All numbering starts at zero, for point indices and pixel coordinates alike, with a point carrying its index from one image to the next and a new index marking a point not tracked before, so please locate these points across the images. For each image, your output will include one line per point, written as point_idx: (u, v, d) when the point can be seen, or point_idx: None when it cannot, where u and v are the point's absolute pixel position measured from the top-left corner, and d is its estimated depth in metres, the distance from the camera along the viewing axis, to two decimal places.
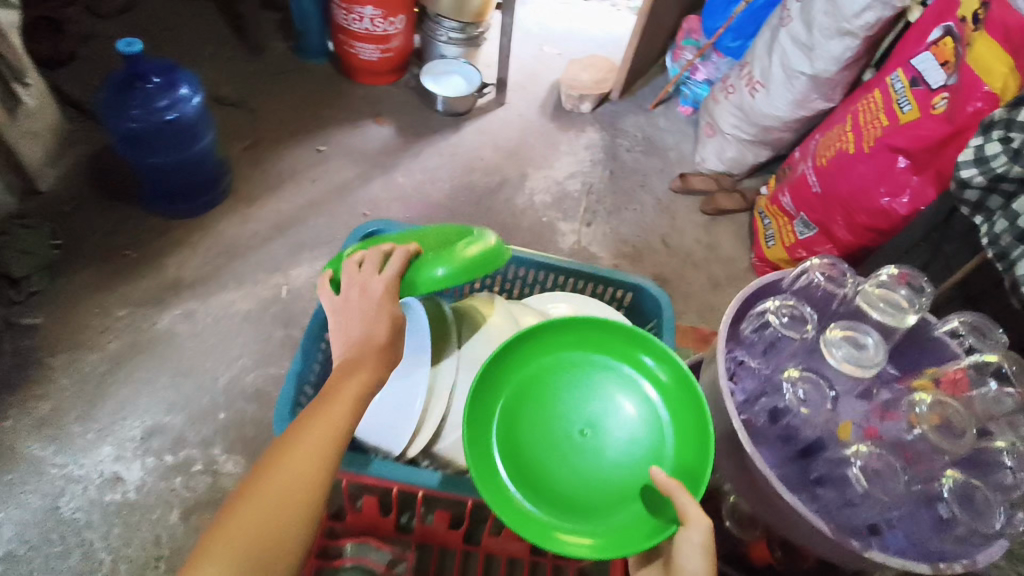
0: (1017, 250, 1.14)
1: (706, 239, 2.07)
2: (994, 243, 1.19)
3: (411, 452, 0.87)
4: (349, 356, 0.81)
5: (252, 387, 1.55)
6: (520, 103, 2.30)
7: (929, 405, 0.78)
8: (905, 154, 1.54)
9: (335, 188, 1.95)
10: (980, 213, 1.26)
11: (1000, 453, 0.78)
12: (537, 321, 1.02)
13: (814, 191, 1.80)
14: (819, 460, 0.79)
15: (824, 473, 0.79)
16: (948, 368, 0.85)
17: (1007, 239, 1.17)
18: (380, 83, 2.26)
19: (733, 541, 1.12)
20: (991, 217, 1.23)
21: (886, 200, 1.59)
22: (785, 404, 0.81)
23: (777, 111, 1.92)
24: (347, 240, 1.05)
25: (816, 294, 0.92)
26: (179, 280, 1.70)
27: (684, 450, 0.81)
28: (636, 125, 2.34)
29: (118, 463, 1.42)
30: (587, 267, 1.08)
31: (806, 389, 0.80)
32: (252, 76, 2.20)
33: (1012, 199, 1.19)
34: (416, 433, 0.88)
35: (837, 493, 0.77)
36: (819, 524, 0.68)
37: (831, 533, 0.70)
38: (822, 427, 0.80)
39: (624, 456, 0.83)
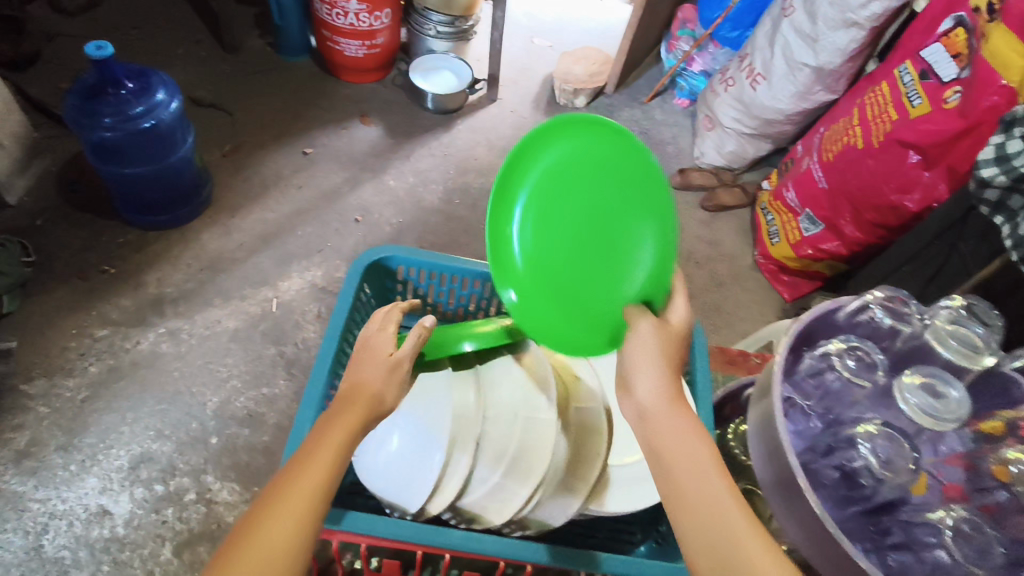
0: None
1: (708, 236, 2.02)
2: (1019, 246, 1.15)
3: (432, 510, 0.79)
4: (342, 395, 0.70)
5: (244, 409, 1.47)
6: (512, 99, 2.23)
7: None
8: (916, 149, 1.49)
9: (323, 194, 1.86)
10: (1001, 213, 1.21)
11: None
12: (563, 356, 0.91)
13: (820, 186, 1.75)
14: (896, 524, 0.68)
15: (902, 539, 0.67)
16: None
17: None
18: (366, 81, 2.17)
19: None
20: (1014, 217, 1.18)
21: (896, 197, 1.54)
22: (858, 465, 0.68)
23: (778, 104, 1.87)
24: (351, 271, 0.96)
25: (879, 331, 0.81)
26: (161, 296, 1.61)
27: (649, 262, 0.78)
28: (632, 118, 2.27)
29: (104, 496, 1.34)
30: None
31: (885, 446, 0.67)
32: (231, 76, 2.10)
33: None
34: (435, 491, 0.79)
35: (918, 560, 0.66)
36: None
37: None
38: (902, 488, 0.66)
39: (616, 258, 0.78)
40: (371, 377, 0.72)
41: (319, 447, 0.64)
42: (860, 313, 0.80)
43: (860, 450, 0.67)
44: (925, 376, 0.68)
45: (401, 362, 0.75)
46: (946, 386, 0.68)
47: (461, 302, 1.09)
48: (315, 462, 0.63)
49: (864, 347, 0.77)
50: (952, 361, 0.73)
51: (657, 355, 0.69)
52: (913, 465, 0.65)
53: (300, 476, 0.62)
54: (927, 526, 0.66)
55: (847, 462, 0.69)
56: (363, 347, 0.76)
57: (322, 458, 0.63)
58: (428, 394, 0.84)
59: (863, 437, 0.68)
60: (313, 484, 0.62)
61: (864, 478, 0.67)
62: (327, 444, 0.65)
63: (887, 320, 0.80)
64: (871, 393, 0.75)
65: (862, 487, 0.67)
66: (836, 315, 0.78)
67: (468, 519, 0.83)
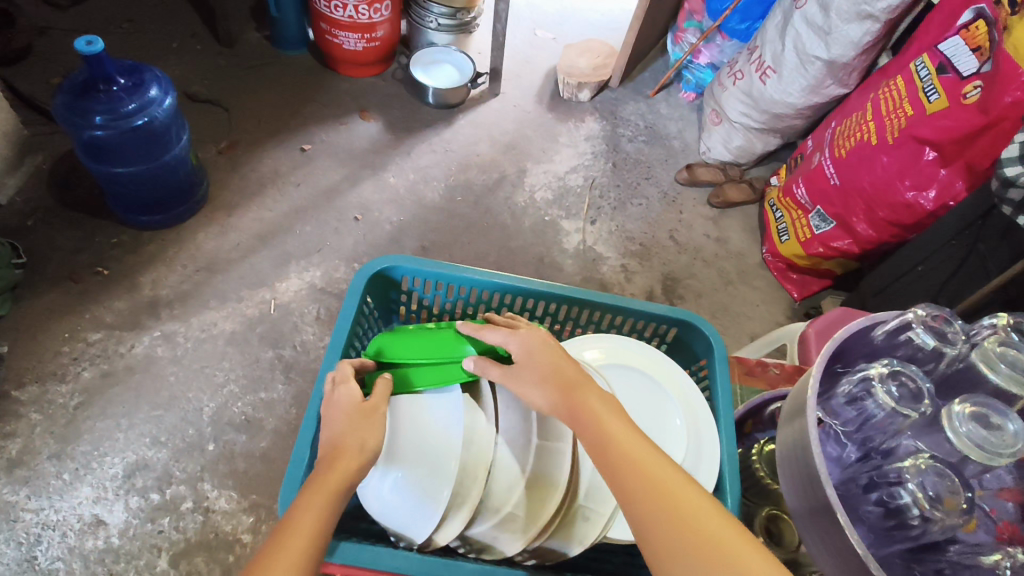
0: None
1: (715, 233, 1.97)
2: None
3: (440, 541, 0.75)
4: (329, 445, 0.72)
5: (241, 415, 1.43)
6: (515, 93, 2.17)
7: None
8: (932, 145, 1.44)
9: (322, 192, 1.82)
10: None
11: None
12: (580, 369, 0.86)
13: (831, 183, 1.70)
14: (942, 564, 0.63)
15: None
16: None
17: None
18: (365, 75, 2.12)
19: None
20: None
21: (911, 194, 1.50)
22: (905, 502, 0.63)
23: (788, 97, 1.82)
24: (355, 281, 0.91)
25: (918, 354, 0.76)
26: (156, 298, 1.57)
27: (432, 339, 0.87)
28: (637, 113, 2.22)
29: (98, 506, 1.30)
30: (628, 303, 0.93)
31: (935, 484, 0.61)
32: (226, 71, 2.04)
33: None
34: (444, 519, 0.75)
35: None
36: None
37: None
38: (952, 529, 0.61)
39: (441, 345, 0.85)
40: (349, 425, 0.74)
41: (295, 524, 0.63)
42: (901, 332, 0.76)
43: (910, 484, 0.62)
44: (979, 406, 0.64)
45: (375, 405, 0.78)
46: (1005, 421, 0.63)
47: (467, 313, 1.04)
48: (292, 541, 0.61)
49: (912, 372, 0.70)
50: (1001, 387, 0.70)
51: (528, 379, 0.75)
52: (965, 504, 0.60)
53: (276, 556, 0.59)
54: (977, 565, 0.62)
55: (893, 497, 0.64)
56: (330, 405, 0.78)
57: (307, 521, 0.63)
58: (423, 417, 0.82)
59: (910, 474, 0.63)
60: (292, 560, 0.59)
61: (916, 513, 0.62)
62: (308, 515, 0.64)
63: (932, 340, 0.74)
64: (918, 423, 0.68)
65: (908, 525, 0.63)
66: (873, 335, 0.77)
67: (478, 549, 0.79)
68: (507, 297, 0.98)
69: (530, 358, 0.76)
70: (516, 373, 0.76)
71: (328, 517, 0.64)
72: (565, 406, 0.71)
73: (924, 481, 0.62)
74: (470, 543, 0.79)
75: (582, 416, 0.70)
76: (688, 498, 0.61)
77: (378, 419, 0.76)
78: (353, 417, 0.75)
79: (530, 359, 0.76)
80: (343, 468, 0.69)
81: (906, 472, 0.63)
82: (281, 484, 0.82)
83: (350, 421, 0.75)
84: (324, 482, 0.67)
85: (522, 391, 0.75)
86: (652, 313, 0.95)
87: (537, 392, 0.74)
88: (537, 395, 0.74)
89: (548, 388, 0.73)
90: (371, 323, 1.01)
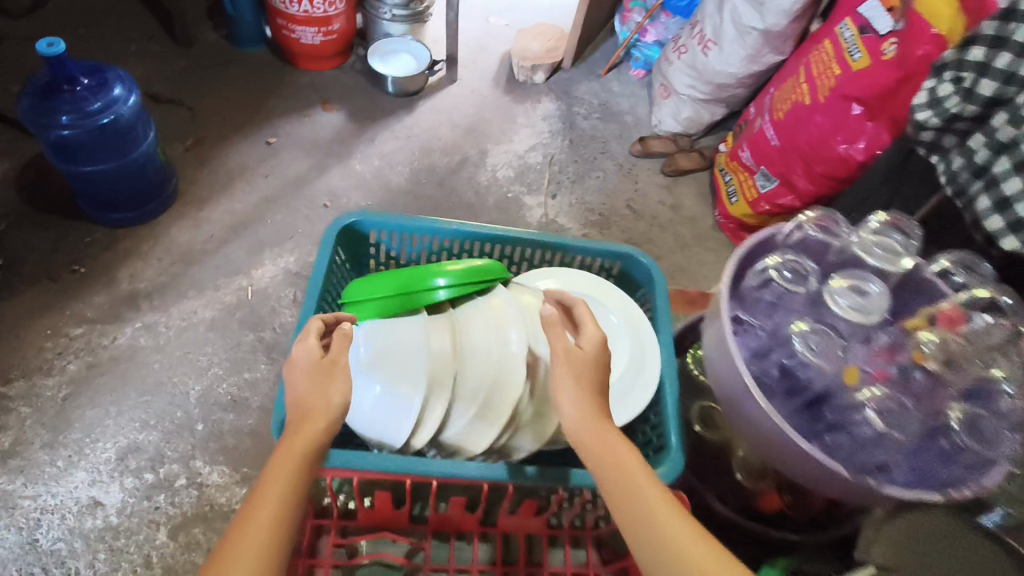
0: (975, 186, 1.17)
1: (669, 199, 2.08)
2: (953, 180, 1.22)
3: (417, 444, 0.85)
4: (295, 407, 0.77)
5: (227, 395, 1.50)
6: (472, 78, 2.25)
7: (934, 344, 0.84)
8: (859, 101, 1.56)
9: (290, 182, 1.88)
10: (936, 151, 1.28)
11: (999, 382, 0.82)
12: (534, 295, 0.97)
13: (772, 144, 1.82)
14: (830, 408, 0.85)
15: (836, 420, 0.85)
16: (945, 308, 0.87)
17: (965, 175, 1.19)
18: (325, 69, 2.17)
19: (745, 495, 1.06)
20: (947, 155, 1.25)
21: (843, 148, 1.61)
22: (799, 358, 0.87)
23: (729, 68, 1.93)
24: (325, 236, 0.99)
25: (813, 246, 1.00)
26: (135, 292, 1.62)
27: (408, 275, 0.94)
28: (590, 91, 2.32)
29: (95, 488, 1.35)
30: (576, 241, 1.04)
31: (816, 340, 0.86)
32: (187, 71, 2.09)
33: (968, 137, 1.20)
34: (417, 427, 0.85)
35: (849, 437, 0.84)
36: (840, 469, 0.68)
37: (854, 477, 0.68)
38: (830, 376, 0.85)
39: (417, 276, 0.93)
40: (311, 387, 0.77)
41: (257, 507, 0.68)
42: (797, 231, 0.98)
43: (801, 341, 0.86)
44: (850, 279, 0.92)
45: (335, 357, 0.80)
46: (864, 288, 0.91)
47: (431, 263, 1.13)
48: (255, 521, 0.67)
49: (796, 263, 0.94)
50: (879, 266, 0.94)
51: (577, 379, 0.77)
52: (839, 352, 0.85)
53: (242, 542, 0.65)
54: (855, 401, 0.83)
55: (789, 359, 0.89)
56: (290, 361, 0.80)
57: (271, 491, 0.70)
58: (387, 348, 0.87)
59: (797, 333, 0.87)
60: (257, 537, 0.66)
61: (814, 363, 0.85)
62: (271, 486, 0.70)
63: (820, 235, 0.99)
64: (806, 300, 0.94)
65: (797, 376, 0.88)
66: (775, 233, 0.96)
67: (450, 453, 0.89)
68: (468, 244, 1.07)
69: (589, 363, 0.78)
70: (578, 367, 0.78)
71: (290, 496, 0.70)
72: (594, 427, 0.75)
73: (810, 337, 0.87)
74: (444, 449, 0.89)
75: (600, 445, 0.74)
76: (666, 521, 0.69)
77: (338, 371, 0.78)
78: (313, 376, 0.78)
79: (588, 365, 0.78)
80: (305, 435, 0.74)
81: (798, 336, 0.86)
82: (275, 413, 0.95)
83: (311, 379, 0.78)
84: (288, 450, 0.73)
85: (563, 386, 0.77)
86: (601, 249, 1.06)
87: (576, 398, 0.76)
88: (574, 400, 0.76)
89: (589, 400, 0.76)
90: (346, 278, 1.09)
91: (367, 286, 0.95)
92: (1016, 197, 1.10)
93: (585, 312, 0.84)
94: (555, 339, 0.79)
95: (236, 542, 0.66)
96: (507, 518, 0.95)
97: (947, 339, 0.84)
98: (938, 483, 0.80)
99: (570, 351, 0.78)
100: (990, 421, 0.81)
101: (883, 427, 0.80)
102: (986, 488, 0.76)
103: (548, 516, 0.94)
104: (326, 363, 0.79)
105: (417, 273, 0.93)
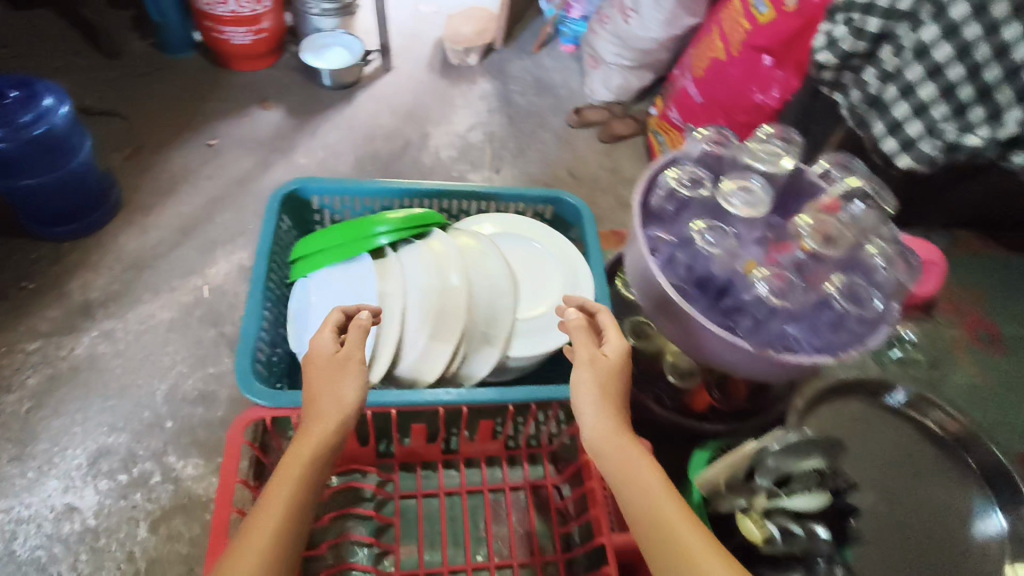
0: (872, 116, 1.29)
1: (608, 164, 2.16)
2: (852, 111, 1.32)
3: (374, 379, 0.96)
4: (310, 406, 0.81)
5: (194, 391, 1.52)
6: (407, 66, 2.30)
7: (811, 227, 0.97)
8: (768, 52, 1.66)
9: (236, 180, 1.89)
10: (836, 88, 1.35)
11: (873, 258, 0.97)
12: (470, 238, 1.12)
13: (697, 101, 1.91)
14: (732, 296, 0.95)
15: (738, 304, 0.95)
16: (824, 200, 1.01)
17: (862, 107, 1.30)
18: (259, 68, 2.19)
19: (677, 394, 1.22)
20: (846, 91, 1.33)
21: (760, 97, 1.72)
22: (702, 255, 0.97)
23: (650, 33, 2.02)
24: (271, 201, 1.08)
25: (710, 159, 1.08)
26: (88, 301, 1.62)
27: (350, 227, 1.07)
28: (523, 69, 2.39)
29: (69, 494, 1.36)
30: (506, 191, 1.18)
31: (713, 236, 0.97)
32: (118, 81, 2.08)
33: (861, 72, 1.29)
34: (375, 362, 0.97)
35: (750, 318, 0.93)
36: (741, 342, 0.86)
37: (758, 350, 0.87)
38: (727, 267, 0.95)
39: (358, 227, 1.06)
40: (327, 384, 0.82)
41: (270, 500, 0.72)
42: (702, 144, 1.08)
43: (701, 235, 0.97)
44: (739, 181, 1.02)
45: (346, 355, 0.85)
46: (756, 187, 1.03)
47: None
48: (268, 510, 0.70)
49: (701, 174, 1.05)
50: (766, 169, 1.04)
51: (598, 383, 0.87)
52: (732, 245, 0.97)
53: (256, 534, 0.68)
54: (751, 283, 0.94)
55: (695, 259, 0.97)
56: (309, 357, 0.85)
57: (285, 484, 0.73)
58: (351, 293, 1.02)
59: (697, 229, 0.98)
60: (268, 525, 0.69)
61: (717, 255, 0.96)
62: (286, 477, 0.74)
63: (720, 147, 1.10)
64: (705, 206, 1.03)
65: (702, 271, 0.97)
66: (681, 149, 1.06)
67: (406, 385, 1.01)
68: (407, 202, 1.18)
69: (609, 370, 0.88)
70: (601, 373, 0.87)
71: (303, 489, 0.73)
72: (615, 433, 0.83)
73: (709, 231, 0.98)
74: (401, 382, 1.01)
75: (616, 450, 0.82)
76: (667, 510, 0.76)
77: (349, 370, 0.83)
78: (324, 373, 0.83)
79: (608, 374, 0.88)
80: (318, 431, 0.78)
81: (700, 232, 0.97)
82: (238, 356, 0.94)
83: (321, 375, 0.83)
84: (302, 447, 0.76)
85: (585, 387, 0.86)
86: (528, 195, 1.22)
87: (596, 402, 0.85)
88: (596, 402, 0.85)
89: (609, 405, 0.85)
90: (291, 241, 1.18)
91: (314, 241, 1.08)
92: (905, 120, 1.23)
93: (610, 320, 0.95)
94: (582, 344, 0.90)
95: (245, 537, 0.69)
96: (469, 445, 1.11)
97: (817, 221, 0.97)
98: (834, 347, 0.89)
99: (594, 358, 0.89)
100: (865, 286, 0.93)
101: (777, 301, 0.91)
102: (874, 345, 0.87)
103: (502, 440, 1.11)
104: (337, 362, 0.84)
105: (359, 225, 1.06)
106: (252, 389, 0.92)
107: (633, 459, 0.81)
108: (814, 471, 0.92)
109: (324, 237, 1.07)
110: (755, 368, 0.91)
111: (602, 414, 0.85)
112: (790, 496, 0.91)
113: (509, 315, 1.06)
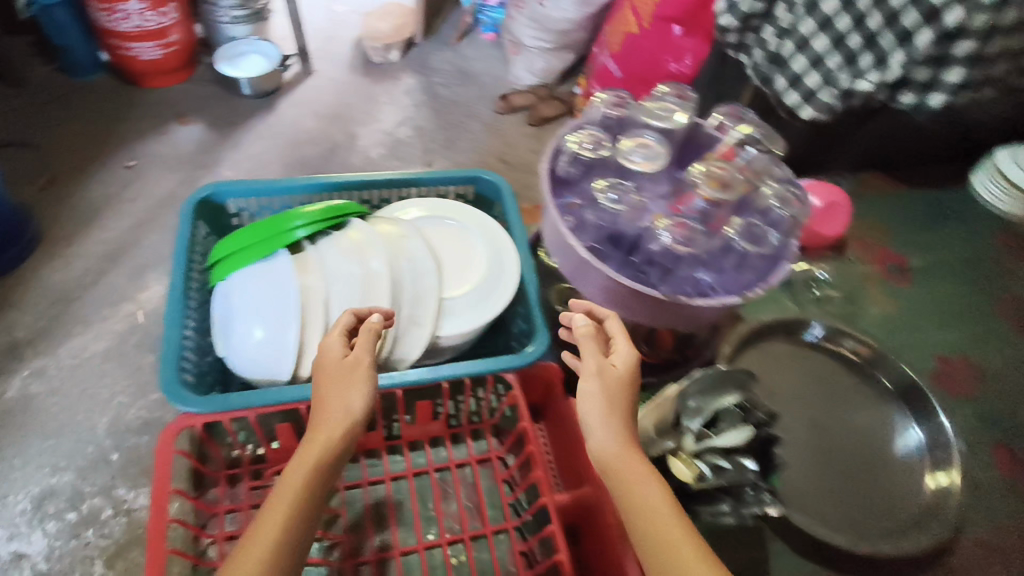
0: (775, 74, 1.16)
1: (539, 147, 2.18)
2: (756, 71, 1.20)
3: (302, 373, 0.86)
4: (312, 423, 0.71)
5: (137, 420, 1.47)
6: (328, 68, 2.27)
7: (705, 174, 0.91)
8: (677, 21, 1.69)
9: (160, 201, 1.84)
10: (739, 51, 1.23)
11: (768, 199, 0.93)
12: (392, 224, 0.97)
13: (616, 76, 1.95)
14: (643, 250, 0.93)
15: (652, 257, 0.93)
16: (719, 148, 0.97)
17: (764, 64, 1.18)
18: (173, 83, 2.13)
19: None
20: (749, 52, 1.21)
21: (673, 67, 1.77)
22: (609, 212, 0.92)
23: (565, 14, 2.04)
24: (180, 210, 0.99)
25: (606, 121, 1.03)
26: (14, 341, 1.55)
27: (264, 225, 0.90)
28: (446, 61, 2.38)
29: (13, 542, 1.30)
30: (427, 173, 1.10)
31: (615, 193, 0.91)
32: (23, 110, 1.98)
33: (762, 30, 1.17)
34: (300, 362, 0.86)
35: (658, 269, 0.92)
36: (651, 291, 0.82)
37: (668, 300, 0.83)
38: (634, 221, 0.92)
39: (274, 223, 0.89)
40: (334, 394, 0.72)
41: (256, 532, 0.63)
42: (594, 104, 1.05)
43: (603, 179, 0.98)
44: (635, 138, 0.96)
45: (357, 361, 0.75)
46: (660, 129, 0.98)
47: None
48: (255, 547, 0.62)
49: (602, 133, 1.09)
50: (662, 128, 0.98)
51: (604, 396, 0.70)
52: (633, 195, 0.92)
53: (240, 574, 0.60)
54: (655, 233, 0.89)
55: (606, 218, 0.93)
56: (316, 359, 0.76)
57: (273, 515, 0.64)
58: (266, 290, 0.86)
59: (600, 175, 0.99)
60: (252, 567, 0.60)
61: (618, 218, 0.92)
62: (277, 506, 0.65)
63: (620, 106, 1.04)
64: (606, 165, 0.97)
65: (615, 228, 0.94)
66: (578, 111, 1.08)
67: None
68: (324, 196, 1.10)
69: (618, 381, 0.72)
70: (610, 387, 0.71)
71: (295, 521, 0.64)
72: (622, 448, 0.68)
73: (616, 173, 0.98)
74: None
75: (623, 474, 0.67)
76: (672, 528, 0.63)
77: (359, 378, 0.73)
78: (330, 382, 0.73)
79: (617, 386, 0.72)
80: (324, 443, 0.69)
81: (600, 195, 0.91)
82: (160, 358, 0.84)
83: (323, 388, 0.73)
84: (307, 462, 0.68)
85: (589, 401, 0.70)
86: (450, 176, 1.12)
87: (606, 415, 0.70)
88: (607, 416, 0.69)
89: (618, 418, 0.70)
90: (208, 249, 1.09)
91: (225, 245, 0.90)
92: (803, 73, 1.11)
93: (618, 325, 0.78)
94: (586, 348, 0.74)
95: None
96: (410, 426, 1.02)
97: (711, 168, 0.91)
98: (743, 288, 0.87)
99: (602, 367, 0.72)
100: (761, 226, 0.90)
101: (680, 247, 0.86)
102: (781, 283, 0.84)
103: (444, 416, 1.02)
104: (343, 371, 0.74)
105: (279, 220, 0.90)
106: (179, 400, 0.81)
107: (638, 481, 0.66)
108: (734, 406, 0.83)
109: (239, 241, 0.89)
110: (675, 319, 0.88)
111: (610, 429, 0.69)
112: (719, 434, 0.82)
113: (434, 295, 0.93)
